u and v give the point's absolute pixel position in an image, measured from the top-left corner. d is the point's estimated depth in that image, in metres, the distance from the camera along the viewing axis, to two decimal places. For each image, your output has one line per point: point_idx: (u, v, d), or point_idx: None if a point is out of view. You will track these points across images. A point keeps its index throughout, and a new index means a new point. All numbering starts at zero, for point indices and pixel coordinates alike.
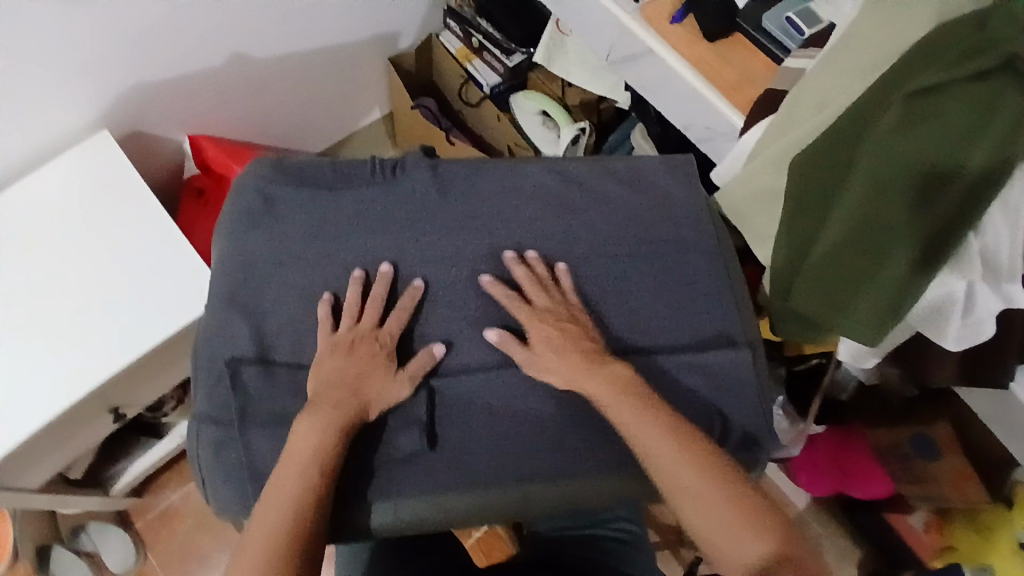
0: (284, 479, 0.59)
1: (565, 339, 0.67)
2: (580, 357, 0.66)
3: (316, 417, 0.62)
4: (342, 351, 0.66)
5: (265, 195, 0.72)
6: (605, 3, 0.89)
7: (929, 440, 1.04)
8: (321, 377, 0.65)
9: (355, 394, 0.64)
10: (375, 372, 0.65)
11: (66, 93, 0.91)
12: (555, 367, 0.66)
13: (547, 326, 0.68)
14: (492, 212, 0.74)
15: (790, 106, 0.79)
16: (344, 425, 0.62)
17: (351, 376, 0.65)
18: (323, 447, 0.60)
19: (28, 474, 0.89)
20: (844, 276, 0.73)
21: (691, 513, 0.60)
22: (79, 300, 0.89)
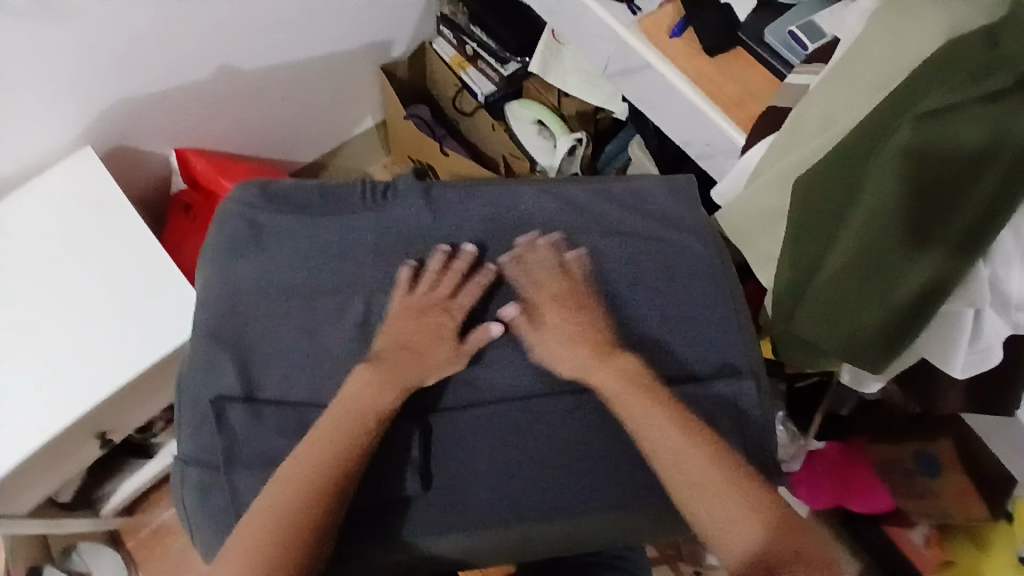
0: (273, 505, 0.58)
1: (575, 327, 0.67)
2: (589, 346, 0.66)
3: (321, 439, 0.60)
4: (412, 319, 0.67)
5: (252, 222, 0.71)
6: (602, 16, 0.87)
7: (931, 457, 1.03)
8: (391, 337, 0.66)
9: (411, 371, 0.64)
10: (437, 344, 0.66)
11: (47, 111, 0.88)
12: (563, 354, 0.66)
13: (561, 312, 0.68)
14: (488, 239, 0.73)
15: (794, 124, 0.76)
16: (368, 430, 0.61)
17: (419, 341, 0.66)
18: (316, 480, 0.58)
19: (15, 502, 0.87)
20: (850, 302, 0.71)
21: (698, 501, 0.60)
22: (63, 325, 0.86)
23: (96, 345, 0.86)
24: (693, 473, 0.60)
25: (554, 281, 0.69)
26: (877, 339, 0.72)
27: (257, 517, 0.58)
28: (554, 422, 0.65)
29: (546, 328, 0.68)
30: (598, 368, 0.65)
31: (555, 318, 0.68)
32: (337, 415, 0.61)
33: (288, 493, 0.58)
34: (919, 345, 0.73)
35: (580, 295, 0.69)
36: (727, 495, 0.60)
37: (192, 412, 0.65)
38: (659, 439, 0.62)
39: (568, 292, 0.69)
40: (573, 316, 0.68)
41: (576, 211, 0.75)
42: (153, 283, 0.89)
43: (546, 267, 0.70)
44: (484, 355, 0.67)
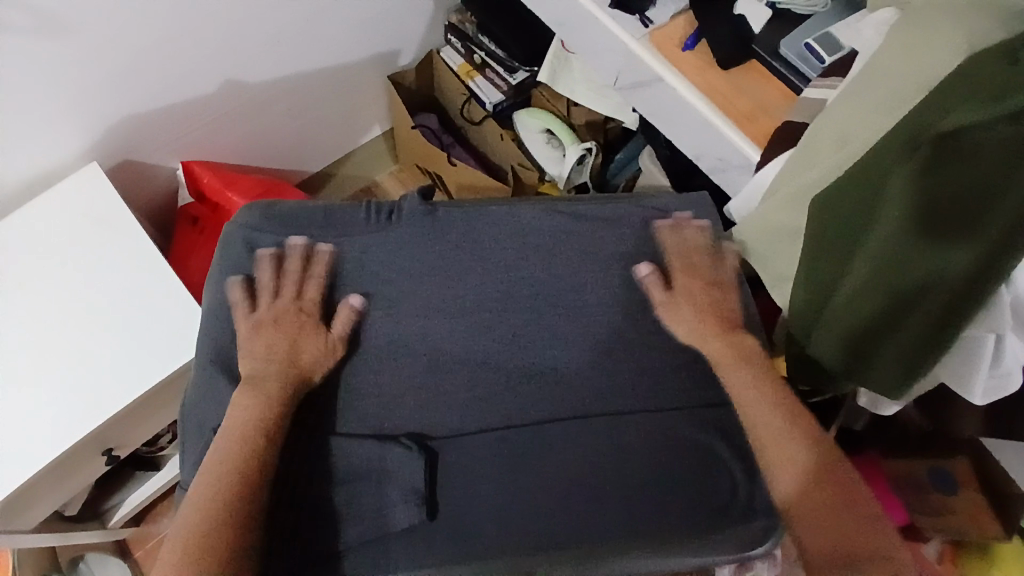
0: (196, 498, 0.58)
1: (709, 297, 0.72)
2: (718, 318, 0.71)
3: (223, 442, 0.62)
4: (274, 325, 0.69)
5: (254, 245, 0.72)
6: (613, 29, 0.85)
7: (944, 474, 1.03)
8: (252, 360, 0.67)
9: (292, 369, 0.66)
10: (308, 338, 0.68)
11: (52, 128, 0.87)
12: (689, 318, 0.70)
13: (688, 280, 0.73)
14: (328, 233, 0.73)
15: (809, 142, 0.74)
16: (260, 421, 0.62)
17: (287, 344, 0.67)
18: (237, 458, 0.60)
19: (23, 518, 0.87)
20: (869, 324, 0.70)
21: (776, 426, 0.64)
22: (69, 342, 0.86)
23: (102, 362, 0.85)
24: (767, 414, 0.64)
25: (679, 253, 0.74)
26: (897, 361, 0.70)
27: (201, 486, 0.59)
28: (563, 449, 0.64)
29: (681, 295, 0.71)
30: (715, 341, 0.70)
31: (683, 284, 0.72)
32: (229, 420, 0.63)
33: (207, 488, 0.59)
34: (939, 370, 0.72)
35: (710, 270, 0.74)
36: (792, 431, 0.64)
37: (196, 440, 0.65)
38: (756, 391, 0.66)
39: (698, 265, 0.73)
40: (704, 284, 0.73)
41: (588, 233, 0.74)
42: (158, 300, 0.89)
43: (692, 242, 0.74)
44: (495, 383, 0.68)
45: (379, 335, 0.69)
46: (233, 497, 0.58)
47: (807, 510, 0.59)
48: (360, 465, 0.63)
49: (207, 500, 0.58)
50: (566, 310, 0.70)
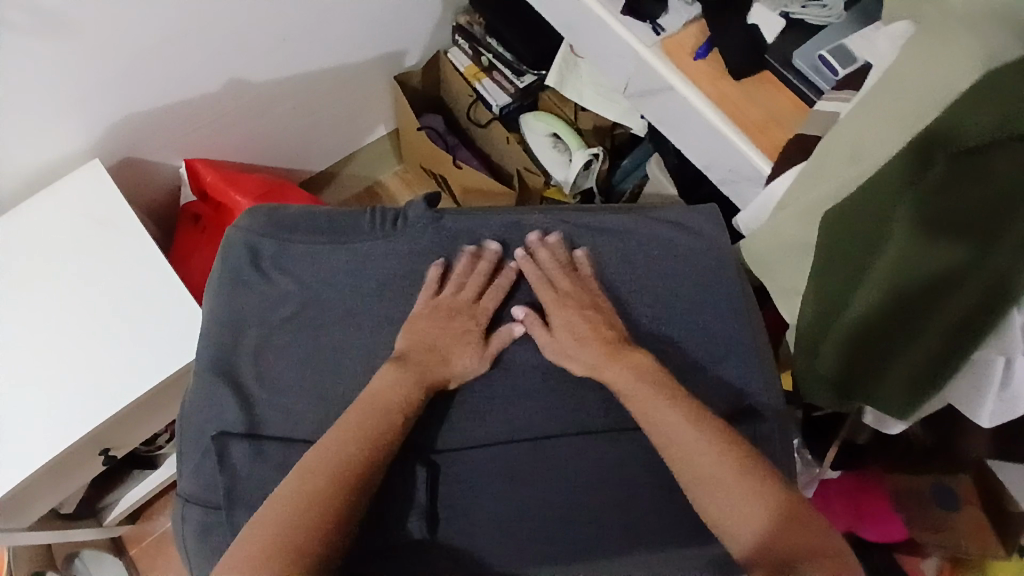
0: (262, 526, 0.55)
1: (592, 326, 0.67)
2: (602, 345, 0.66)
3: (334, 440, 0.60)
4: (437, 320, 0.68)
5: (254, 250, 0.71)
6: (623, 36, 0.84)
7: (948, 491, 1.04)
8: (413, 343, 0.67)
9: (436, 373, 0.65)
10: (462, 344, 0.67)
11: (53, 125, 0.86)
12: (575, 353, 0.66)
13: (569, 310, 0.69)
14: (505, 237, 0.74)
15: (820, 155, 0.72)
16: (387, 438, 0.60)
17: (445, 342, 0.67)
18: (332, 481, 0.57)
19: (21, 517, 0.86)
20: (878, 341, 0.69)
21: (706, 488, 0.59)
22: (66, 341, 0.85)
23: (100, 363, 0.85)
24: (685, 447, 0.60)
25: (562, 283, 0.70)
26: (905, 381, 0.69)
27: (271, 506, 0.56)
28: (564, 464, 0.63)
29: (557, 328, 0.68)
30: (611, 366, 0.65)
31: (561, 314, 0.68)
32: (335, 432, 0.60)
33: (289, 509, 0.55)
34: (947, 392, 0.71)
35: (585, 295, 0.70)
36: (732, 480, 0.58)
37: (194, 448, 0.64)
38: (676, 438, 0.61)
39: (576, 291, 0.70)
40: (581, 311, 0.69)
41: (597, 246, 0.74)
42: (159, 300, 0.88)
43: (553, 268, 0.71)
44: (497, 395, 0.67)
45: (520, 358, 0.68)
46: (323, 529, 0.55)
47: (773, 557, 0.55)
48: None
49: (272, 533, 0.54)
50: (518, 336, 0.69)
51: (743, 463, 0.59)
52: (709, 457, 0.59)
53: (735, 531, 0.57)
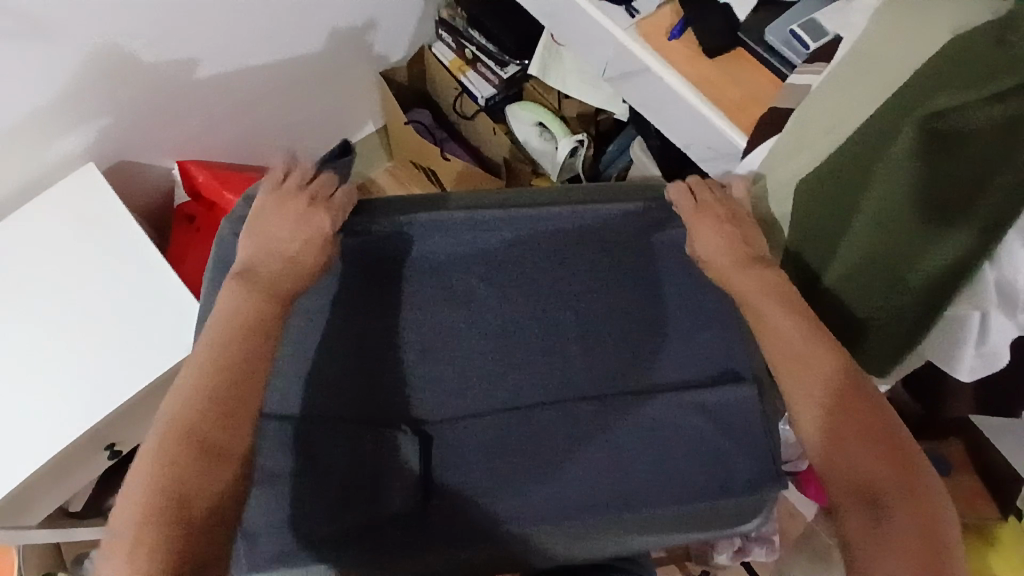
0: (140, 470, 0.55)
1: (730, 235, 0.70)
2: (738, 257, 0.70)
3: (188, 386, 0.59)
4: (280, 220, 0.68)
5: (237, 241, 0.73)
6: (600, 20, 0.86)
7: (943, 457, 1.07)
8: (257, 249, 0.66)
9: (281, 275, 0.65)
10: (303, 241, 0.66)
11: (44, 133, 0.89)
12: (715, 255, 0.69)
13: (713, 220, 0.71)
14: (442, 226, 0.67)
15: (796, 128, 0.75)
16: (230, 380, 0.60)
17: (289, 241, 0.66)
18: (190, 426, 0.57)
19: (28, 512, 0.89)
20: (856, 301, 0.73)
21: (795, 387, 0.63)
22: (67, 340, 0.87)
23: (102, 358, 0.87)
24: (782, 353, 0.65)
25: (696, 194, 0.73)
26: (887, 339, 0.73)
27: (144, 462, 0.56)
28: (556, 429, 0.66)
29: (702, 232, 0.70)
30: (739, 276, 0.69)
31: (687, 208, 0.70)
32: (191, 383, 0.59)
33: (163, 456, 0.56)
34: (924, 348, 0.74)
35: (722, 208, 0.72)
36: (816, 377, 0.63)
37: None
38: (782, 339, 0.65)
39: (710, 203, 0.72)
40: (713, 216, 0.71)
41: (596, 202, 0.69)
42: (156, 296, 0.90)
43: (715, 190, 0.73)
44: (488, 366, 0.68)
45: (439, 312, 0.69)
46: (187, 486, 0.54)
47: (856, 479, 0.58)
48: (355, 454, 0.64)
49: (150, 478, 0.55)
50: (535, 318, 0.69)
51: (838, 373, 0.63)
52: (803, 362, 0.63)
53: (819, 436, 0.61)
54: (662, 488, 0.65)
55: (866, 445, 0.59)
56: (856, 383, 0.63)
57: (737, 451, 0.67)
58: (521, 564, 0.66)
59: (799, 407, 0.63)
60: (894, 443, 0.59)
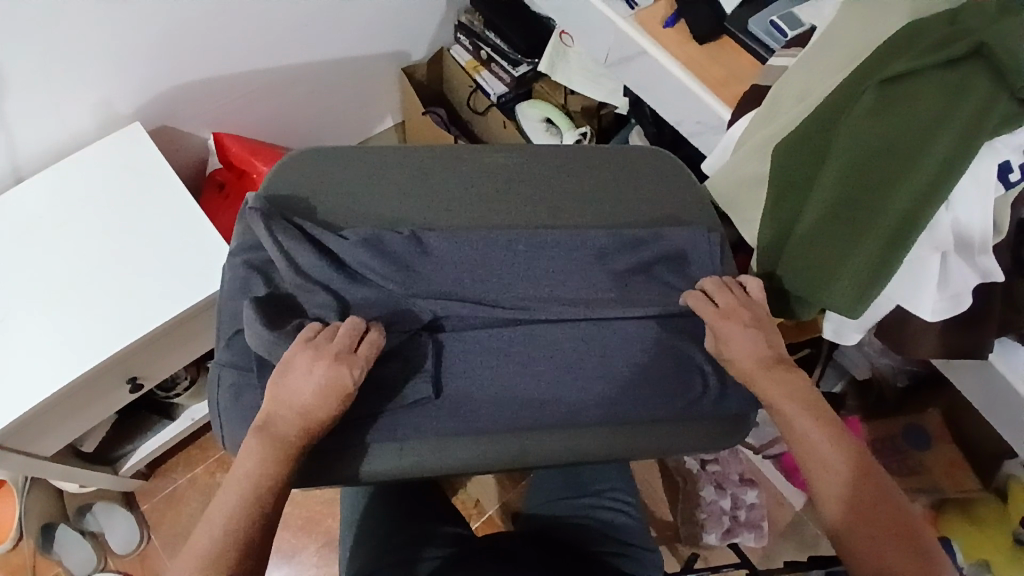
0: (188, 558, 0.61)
1: (783, 378, 0.69)
2: (785, 380, 0.68)
3: (234, 477, 0.63)
4: (305, 372, 0.64)
5: (251, 262, 0.74)
6: (603, 9, 0.97)
7: (922, 430, 1.14)
8: (278, 395, 0.64)
9: (304, 417, 0.63)
10: (329, 398, 0.63)
11: (101, 88, 0.99)
12: (771, 389, 0.68)
13: (751, 352, 0.69)
14: (454, 245, 0.74)
15: (774, 98, 0.83)
16: (266, 481, 0.63)
17: (314, 399, 0.63)
18: (236, 514, 0.62)
19: (44, 439, 0.93)
20: (816, 254, 0.77)
21: (805, 458, 0.66)
22: (102, 272, 0.94)
23: (132, 289, 0.93)
24: (791, 408, 0.67)
25: (724, 299, 0.72)
26: (852, 286, 0.74)
27: (192, 549, 0.61)
28: (554, 347, 0.71)
29: (734, 346, 0.70)
30: (766, 376, 0.69)
31: (741, 339, 0.70)
32: (231, 476, 0.63)
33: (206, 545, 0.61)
34: (892, 293, 0.79)
35: (748, 313, 0.72)
36: (827, 451, 0.65)
37: (229, 323, 0.72)
38: (792, 410, 0.67)
39: (738, 306, 0.72)
40: (760, 347, 0.70)
41: (596, 257, 0.76)
42: (187, 237, 0.97)
43: (741, 304, 0.72)
44: (495, 317, 0.72)
45: (463, 309, 0.71)
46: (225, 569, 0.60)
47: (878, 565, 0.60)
48: None
49: (195, 566, 0.60)
50: (564, 286, 0.75)
51: (849, 453, 0.65)
52: (814, 431, 0.66)
53: (836, 518, 0.64)
54: (644, 393, 0.71)
55: (885, 536, 0.61)
56: (869, 469, 0.65)
57: (714, 367, 0.73)
58: (516, 464, 0.72)
59: (822, 493, 0.65)
60: (914, 538, 0.61)
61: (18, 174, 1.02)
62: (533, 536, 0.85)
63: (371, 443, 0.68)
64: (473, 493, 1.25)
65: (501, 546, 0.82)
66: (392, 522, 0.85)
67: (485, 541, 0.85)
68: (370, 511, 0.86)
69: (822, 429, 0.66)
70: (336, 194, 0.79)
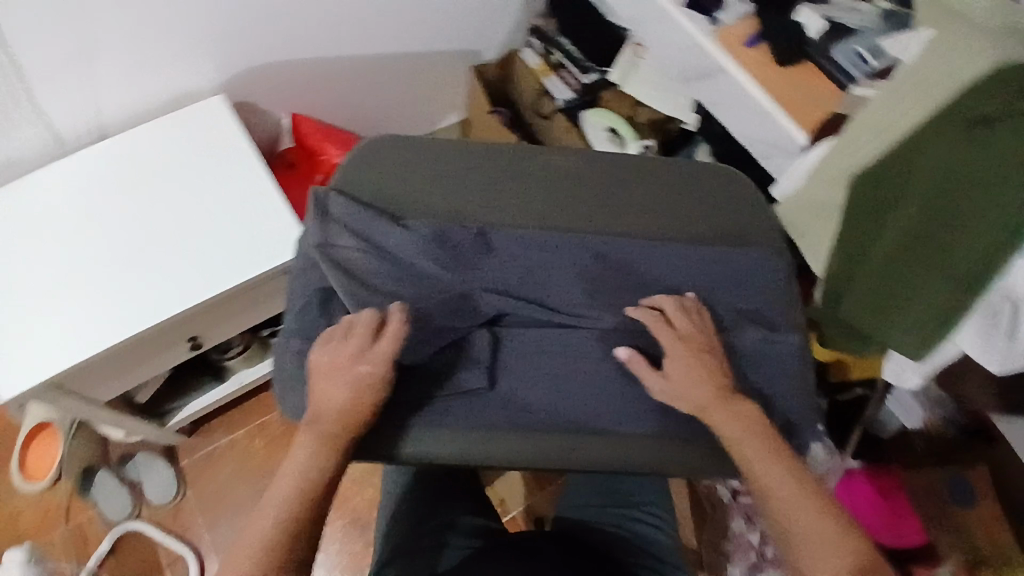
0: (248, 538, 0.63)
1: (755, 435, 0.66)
2: (756, 430, 0.66)
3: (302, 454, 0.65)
4: (342, 376, 0.66)
5: (321, 240, 0.76)
6: (685, 24, 0.98)
7: (963, 482, 1.09)
8: (319, 392, 0.66)
9: (355, 410, 0.65)
10: (363, 397, 0.65)
11: (195, 57, 1.04)
12: (741, 439, 0.65)
13: (700, 383, 0.67)
14: (520, 246, 0.76)
15: (853, 129, 0.81)
16: (325, 460, 0.65)
17: (355, 397, 0.65)
18: (305, 487, 0.65)
19: (104, 385, 0.98)
20: (888, 287, 0.77)
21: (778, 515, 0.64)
22: (176, 232, 0.97)
23: (204, 252, 0.96)
24: (753, 460, 0.65)
25: (681, 324, 0.70)
26: (915, 328, 0.74)
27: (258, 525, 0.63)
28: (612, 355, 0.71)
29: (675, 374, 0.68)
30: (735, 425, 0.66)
31: (685, 383, 0.67)
32: (298, 452, 0.66)
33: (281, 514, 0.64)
34: (960, 340, 0.74)
35: (704, 340, 0.70)
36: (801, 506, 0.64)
37: (301, 293, 0.75)
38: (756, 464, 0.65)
39: (694, 335, 0.70)
40: (709, 387, 0.67)
41: (655, 269, 0.76)
42: (257, 207, 1.00)
43: (687, 326, 0.71)
44: (548, 318, 0.73)
45: (527, 306, 0.73)
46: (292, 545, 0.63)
47: None
48: (435, 336, 0.70)
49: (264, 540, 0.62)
50: (624, 294, 0.75)
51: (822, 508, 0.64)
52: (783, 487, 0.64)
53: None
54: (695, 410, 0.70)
55: None
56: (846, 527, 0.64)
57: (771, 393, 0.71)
58: (558, 467, 0.70)
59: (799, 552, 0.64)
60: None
61: (104, 131, 1.08)
62: (569, 536, 0.86)
63: (414, 428, 0.69)
64: (499, 492, 1.25)
65: (534, 544, 0.82)
66: (430, 508, 0.87)
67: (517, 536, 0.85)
68: (415, 500, 0.88)
69: (791, 484, 0.64)
70: (403, 187, 0.82)
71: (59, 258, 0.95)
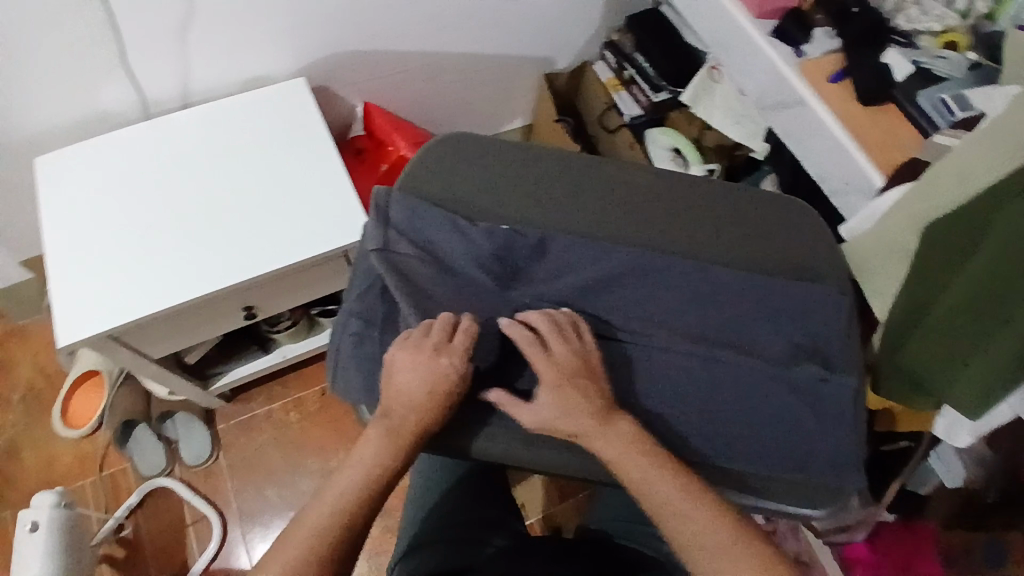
0: (303, 520, 0.63)
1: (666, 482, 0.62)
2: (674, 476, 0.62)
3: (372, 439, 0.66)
4: (421, 369, 0.66)
5: (385, 236, 0.77)
6: (770, 53, 0.99)
7: (999, 548, 1.06)
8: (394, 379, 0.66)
9: (424, 400, 0.65)
10: (442, 388, 0.66)
11: (285, 38, 1.08)
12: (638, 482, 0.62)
13: (575, 415, 0.64)
14: (578, 257, 0.78)
15: (930, 176, 0.79)
16: (381, 444, 0.66)
17: (431, 389, 0.65)
18: (371, 472, 0.65)
19: (159, 343, 1.01)
20: (951, 343, 0.74)
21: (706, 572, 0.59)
22: (246, 204, 1.00)
23: (269, 225, 0.99)
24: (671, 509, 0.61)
25: (556, 349, 0.67)
26: (974, 389, 0.71)
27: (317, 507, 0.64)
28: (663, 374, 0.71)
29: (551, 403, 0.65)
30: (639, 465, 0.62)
31: (558, 412, 0.64)
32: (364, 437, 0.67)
33: (344, 491, 0.65)
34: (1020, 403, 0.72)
35: (582, 365, 0.67)
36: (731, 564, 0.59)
37: (364, 276, 0.76)
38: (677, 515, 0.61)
39: (569, 360, 0.66)
40: (585, 415, 0.64)
41: (714, 292, 0.76)
42: (325, 187, 1.02)
43: (565, 352, 0.67)
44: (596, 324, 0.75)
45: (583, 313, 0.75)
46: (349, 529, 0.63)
47: None
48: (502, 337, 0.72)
49: (319, 520, 0.63)
50: (684, 313, 0.75)
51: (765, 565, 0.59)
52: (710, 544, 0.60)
53: None
54: (746, 436, 0.69)
55: None
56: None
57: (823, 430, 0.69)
58: (597, 477, 0.70)
59: None
60: None
61: (187, 99, 1.11)
62: (597, 546, 0.85)
63: (486, 427, 0.70)
64: (520, 497, 1.25)
65: (562, 551, 0.82)
66: (463, 502, 0.87)
67: (546, 541, 0.85)
68: (451, 491, 0.89)
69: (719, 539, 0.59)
70: (472, 189, 0.84)
71: (133, 215, 0.98)
